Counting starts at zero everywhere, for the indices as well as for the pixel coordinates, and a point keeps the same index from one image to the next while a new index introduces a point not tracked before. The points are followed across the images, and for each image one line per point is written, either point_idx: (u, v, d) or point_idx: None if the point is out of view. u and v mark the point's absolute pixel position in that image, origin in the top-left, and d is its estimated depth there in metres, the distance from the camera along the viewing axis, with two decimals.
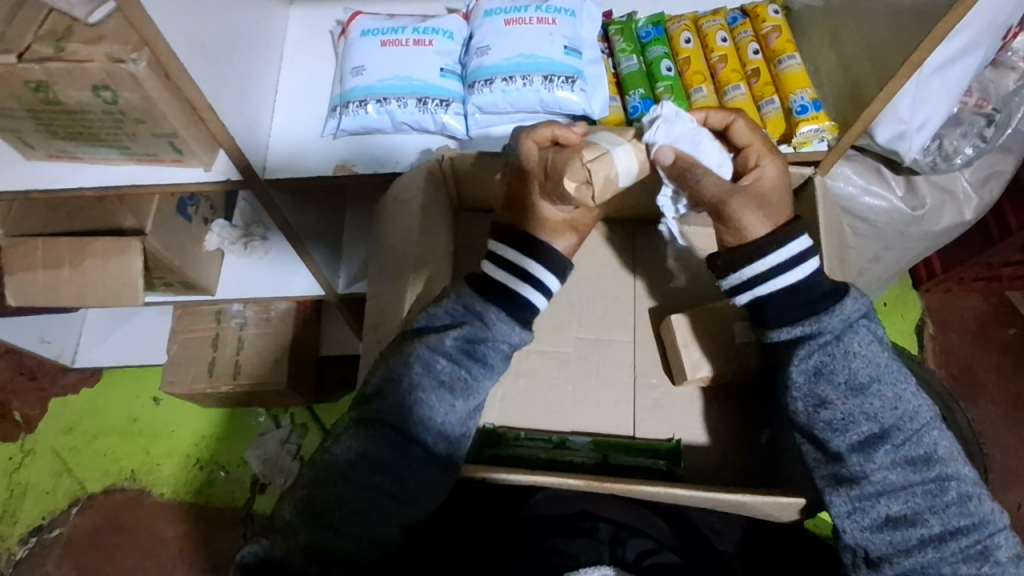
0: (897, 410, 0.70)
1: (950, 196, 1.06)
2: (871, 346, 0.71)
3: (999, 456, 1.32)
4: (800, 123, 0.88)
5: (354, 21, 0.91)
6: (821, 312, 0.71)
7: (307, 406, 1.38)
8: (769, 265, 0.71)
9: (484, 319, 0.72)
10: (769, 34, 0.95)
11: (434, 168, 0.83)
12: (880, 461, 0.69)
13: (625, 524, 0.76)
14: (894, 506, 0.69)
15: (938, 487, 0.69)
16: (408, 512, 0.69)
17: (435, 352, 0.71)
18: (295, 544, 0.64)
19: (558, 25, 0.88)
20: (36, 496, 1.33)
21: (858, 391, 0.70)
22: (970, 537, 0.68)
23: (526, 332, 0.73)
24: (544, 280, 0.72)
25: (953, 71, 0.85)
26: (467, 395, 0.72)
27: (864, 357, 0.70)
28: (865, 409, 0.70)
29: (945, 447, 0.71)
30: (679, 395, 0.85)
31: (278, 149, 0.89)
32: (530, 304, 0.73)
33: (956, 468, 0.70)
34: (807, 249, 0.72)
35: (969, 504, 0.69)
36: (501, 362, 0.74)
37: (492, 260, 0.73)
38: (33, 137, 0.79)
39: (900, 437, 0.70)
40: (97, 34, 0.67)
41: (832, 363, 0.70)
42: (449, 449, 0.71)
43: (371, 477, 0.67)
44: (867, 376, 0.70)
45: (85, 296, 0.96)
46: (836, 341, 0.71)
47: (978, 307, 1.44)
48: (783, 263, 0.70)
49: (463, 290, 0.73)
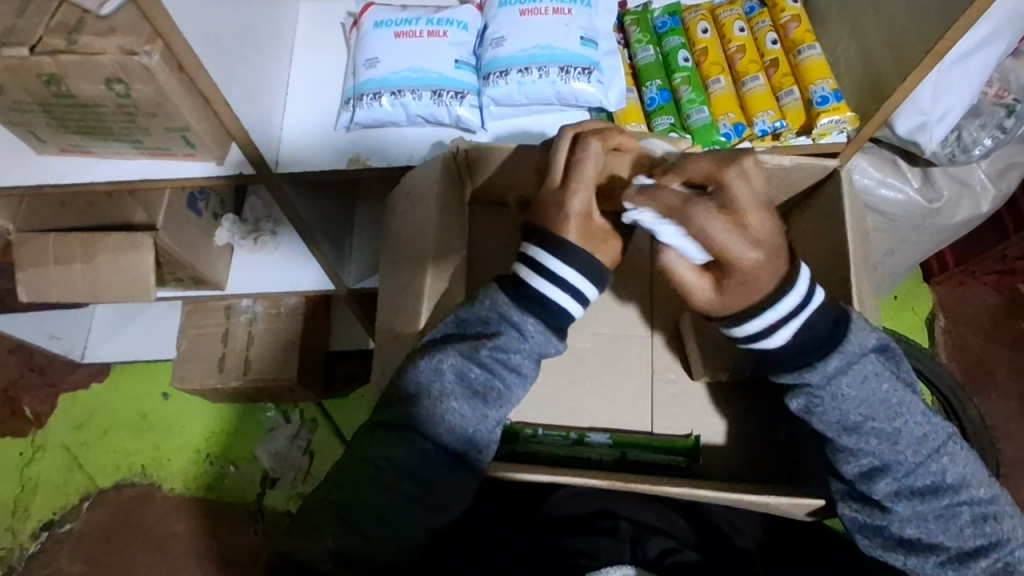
0: (897, 444, 0.68)
1: (968, 188, 1.04)
2: (865, 385, 0.67)
3: (1010, 450, 1.31)
4: (821, 114, 0.87)
5: (367, 13, 0.90)
6: (813, 360, 0.67)
7: (317, 402, 1.37)
8: (754, 327, 0.66)
9: (521, 330, 0.71)
10: (788, 24, 0.93)
11: (450, 160, 0.81)
12: (883, 493, 0.68)
13: (645, 523, 0.76)
14: (907, 529, 0.68)
15: (951, 512, 0.68)
16: (438, 517, 0.69)
17: (468, 361, 0.70)
18: (324, 546, 0.64)
19: (574, 15, 0.87)
20: (48, 492, 1.33)
21: (853, 430, 0.68)
22: (989, 557, 0.67)
23: (561, 340, 0.73)
24: (575, 284, 0.70)
25: (975, 59, 0.85)
26: (500, 403, 0.71)
27: (858, 399, 0.67)
28: (863, 446, 0.68)
29: (955, 473, 0.69)
30: (696, 390, 0.84)
31: (291, 143, 0.88)
32: (560, 306, 0.71)
33: (969, 492, 0.69)
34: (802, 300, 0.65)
35: (985, 524, 0.68)
36: (533, 368, 0.73)
37: (518, 261, 0.72)
38: (45, 131, 0.79)
39: (903, 470, 0.68)
40: (110, 26, 0.66)
41: (822, 407, 0.68)
42: (478, 457, 0.71)
43: (402, 483, 0.67)
44: (860, 416, 0.68)
45: (97, 291, 0.95)
46: (824, 387, 0.67)
47: (990, 301, 1.42)
48: (771, 324, 0.65)
49: (497, 295, 0.72)
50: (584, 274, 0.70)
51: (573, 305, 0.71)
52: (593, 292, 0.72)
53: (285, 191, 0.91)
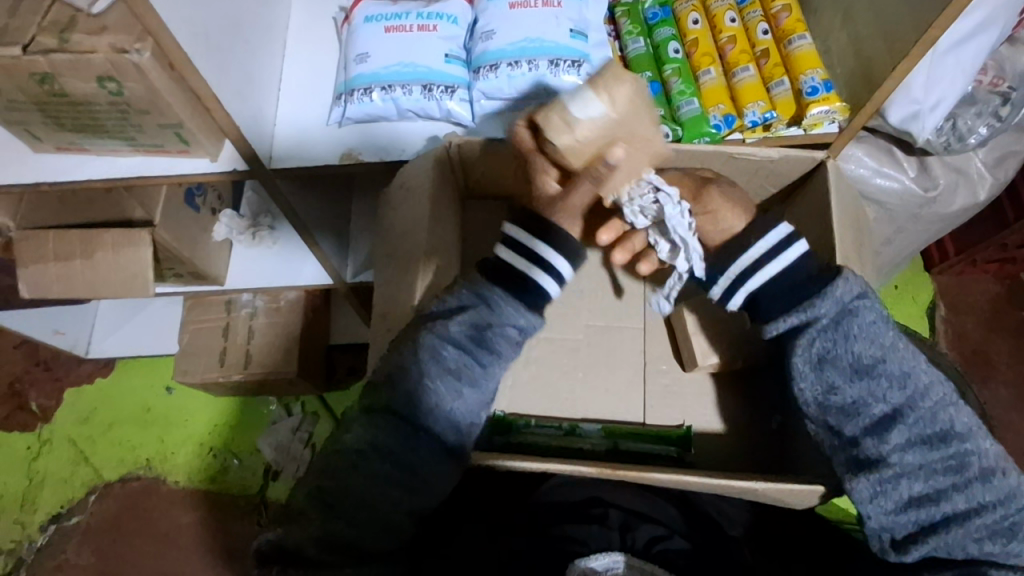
0: (906, 389, 0.69)
1: (965, 176, 1.03)
2: (874, 327, 0.69)
3: (1009, 438, 1.31)
4: (811, 105, 0.87)
5: (358, 7, 0.90)
6: (812, 297, 0.69)
7: (318, 395, 1.38)
8: (744, 263, 0.72)
9: (493, 306, 0.73)
10: (779, 14, 0.93)
11: (442, 155, 0.83)
12: (894, 443, 0.68)
13: (635, 511, 0.76)
14: (915, 485, 0.68)
15: (959, 463, 0.68)
16: (417, 499, 0.69)
17: (444, 340, 0.72)
18: (307, 532, 0.65)
19: (563, 8, 0.87)
20: (55, 485, 1.35)
21: (865, 373, 0.69)
22: (996, 512, 0.67)
23: (538, 316, 0.75)
24: (554, 266, 0.73)
25: (966, 49, 0.85)
26: (474, 382, 0.73)
27: (867, 340, 0.69)
28: (874, 391, 0.69)
29: (963, 423, 0.69)
30: (688, 380, 0.85)
31: (284, 138, 0.89)
32: (539, 285, 0.74)
33: (977, 443, 0.69)
34: (784, 240, 0.72)
35: (993, 479, 0.68)
36: (511, 349, 0.74)
37: (505, 243, 0.75)
38: (40, 129, 0.80)
39: (914, 416, 0.69)
40: (101, 25, 0.67)
41: (835, 349, 0.69)
42: (460, 437, 0.72)
43: (381, 464, 0.68)
44: (872, 358, 0.69)
45: (96, 287, 0.97)
46: (835, 326, 0.69)
47: (992, 289, 1.41)
48: (761, 259, 0.71)
49: (476, 277, 0.75)
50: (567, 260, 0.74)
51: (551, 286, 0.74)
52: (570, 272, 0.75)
53: (279, 184, 0.92)
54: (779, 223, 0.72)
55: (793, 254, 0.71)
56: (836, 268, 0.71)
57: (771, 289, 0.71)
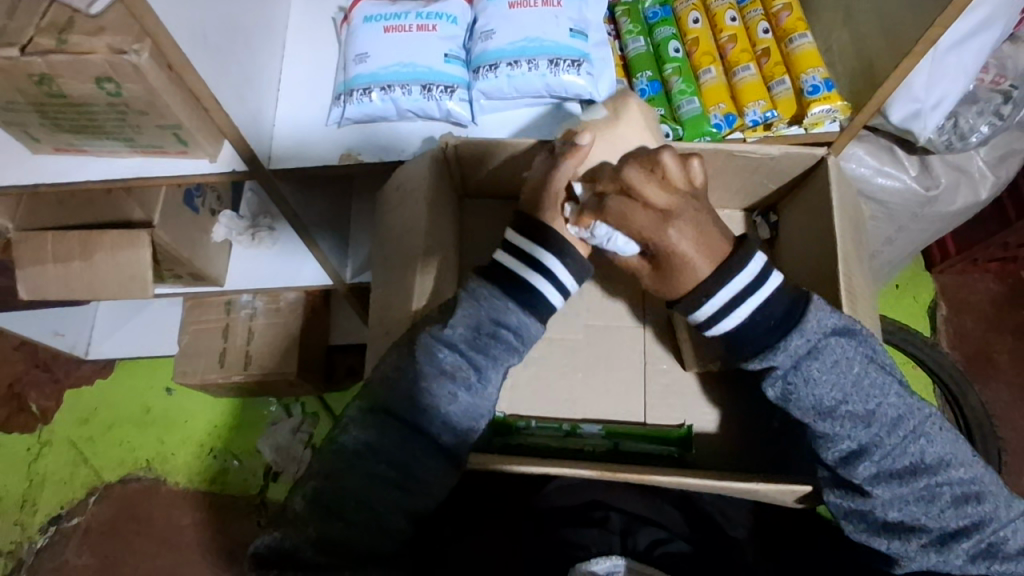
0: (872, 427, 0.68)
1: (966, 175, 1.03)
2: (836, 367, 0.67)
3: (1010, 438, 1.31)
4: (812, 103, 0.87)
5: (357, 7, 0.90)
6: (771, 347, 0.67)
7: (317, 395, 1.38)
8: (706, 314, 0.67)
9: (476, 298, 0.72)
10: (780, 13, 0.93)
11: (439, 155, 0.82)
12: (862, 477, 0.68)
13: (638, 515, 0.76)
14: (890, 513, 0.69)
15: (932, 494, 0.68)
16: (412, 502, 0.69)
17: (439, 342, 0.71)
18: (305, 535, 0.66)
19: (563, 7, 0.87)
20: (55, 486, 1.35)
21: (828, 414, 0.68)
22: (972, 539, 0.68)
23: (537, 322, 0.73)
24: (551, 268, 0.71)
25: (971, 44, 0.85)
26: (468, 384, 0.71)
27: (828, 383, 0.67)
28: (839, 430, 0.68)
29: (934, 453, 0.68)
30: (690, 380, 0.84)
31: (283, 139, 0.88)
32: (541, 292, 0.72)
33: (949, 473, 0.68)
34: (745, 290, 0.66)
35: (967, 505, 0.68)
36: (506, 351, 0.72)
37: (506, 250, 0.73)
38: (39, 130, 0.79)
39: (881, 452, 0.68)
40: (99, 26, 0.66)
41: (796, 391, 0.68)
42: (459, 439, 0.71)
43: (377, 466, 0.68)
44: (834, 400, 0.67)
45: (96, 288, 0.96)
46: (793, 371, 0.68)
47: (992, 288, 1.41)
48: (716, 312, 0.66)
49: (478, 285, 0.72)
50: (572, 272, 0.72)
51: (553, 295, 0.73)
52: (573, 278, 0.73)
53: (279, 185, 0.91)
54: (740, 271, 0.65)
55: (754, 303, 0.66)
56: (806, 295, 0.68)
57: (760, 320, 0.67)
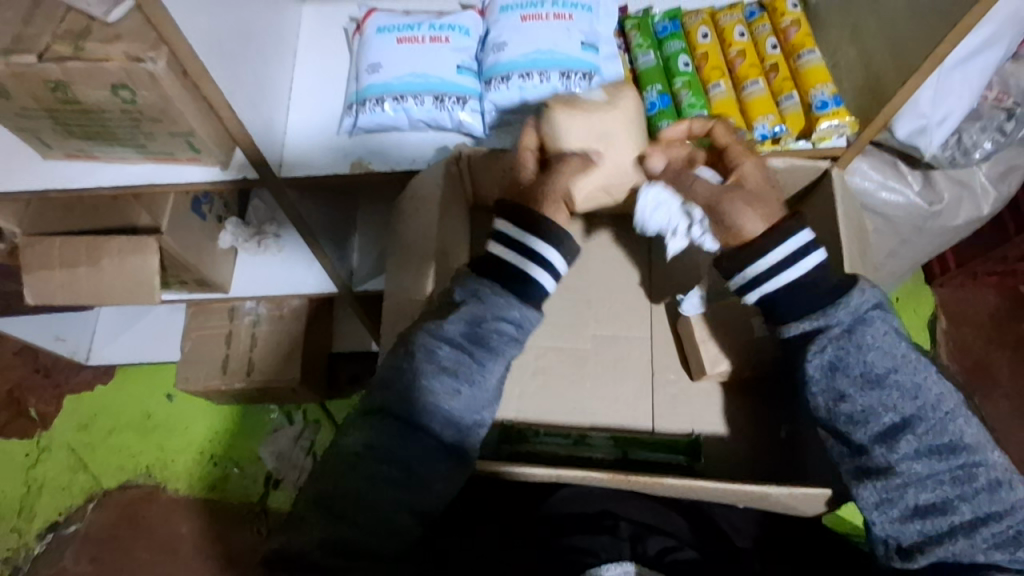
0: (917, 400, 0.69)
1: (968, 190, 1.04)
2: (886, 337, 0.70)
3: (1012, 452, 1.31)
4: (820, 119, 0.87)
5: (370, 18, 0.91)
6: (826, 305, 0.71)
7: (319, 403, 1.38)
8: (769, 263, 0.72)
9: (481, 297, 0.73)
10: (788, 29, 0.94)
11: (452, 164, 0.83)
12: (902, 452, 0.68)
13: (646, 524, 0.77)
14: (922, 494, 0.67)
15: (967, 474, 0.68)
16: (417, 500, 0.69)
17: (438, 340, 0.72)
18: (310, 538, 0.65)
19: (575, 21, 0.88)
20: (53, 493, 1.34)
21: (876, 383, 0.70)
22: (1002, 523, 0.66)
23: (535, 310, 0.75)
24: (546, 257, 0.74)
25: (976, 63, 0.86)
26: (470, 380, 0.72)
27: (879, 350, 0.70)
28: (884, 401, 0.69)
29: (972, 435, 0.69)
30: (697, 390, 0.85)
31: (294, 147, 0.89)
32: (537, 281, 0.75)
33: (985, 455, 0.69)
34: (806, 245, 0.72)
35: (1001, 490, 0.67)
36: (508, 347, 0.74)
37: (498, 242, 0.75)
38: (51, 136, 0.79)
39: (923, 426, 0.69)
40: (116, 34, 0.66)
41: (846, 357, 0.70)
42: (458, 438, 0.71)
43: (379, 466, 0.68)
44: (883, 368, 0.70)
45: (100, 293, 0.96)
46: (848, 334, 0.70)
47: (992, 302, 1.42)
48: (782, 259, 0.72)
49: (470, 275, 0.75)
50: (563, 254, 0.76)
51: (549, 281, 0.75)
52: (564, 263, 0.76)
53: (289, 194, 0.92)
54: (803, 229, 0.73)
55: (813, 260, 0.72)
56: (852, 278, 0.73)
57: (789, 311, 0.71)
